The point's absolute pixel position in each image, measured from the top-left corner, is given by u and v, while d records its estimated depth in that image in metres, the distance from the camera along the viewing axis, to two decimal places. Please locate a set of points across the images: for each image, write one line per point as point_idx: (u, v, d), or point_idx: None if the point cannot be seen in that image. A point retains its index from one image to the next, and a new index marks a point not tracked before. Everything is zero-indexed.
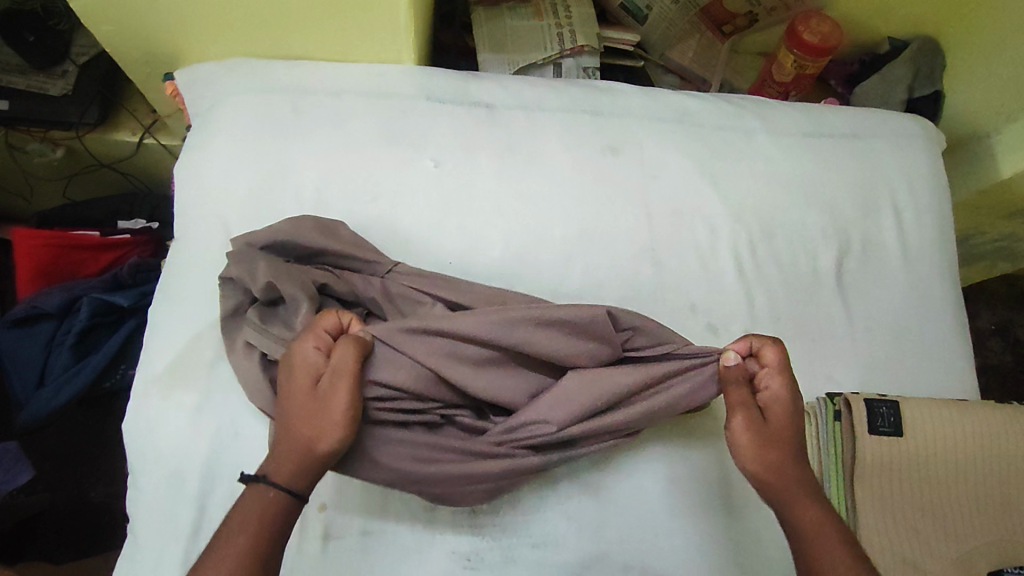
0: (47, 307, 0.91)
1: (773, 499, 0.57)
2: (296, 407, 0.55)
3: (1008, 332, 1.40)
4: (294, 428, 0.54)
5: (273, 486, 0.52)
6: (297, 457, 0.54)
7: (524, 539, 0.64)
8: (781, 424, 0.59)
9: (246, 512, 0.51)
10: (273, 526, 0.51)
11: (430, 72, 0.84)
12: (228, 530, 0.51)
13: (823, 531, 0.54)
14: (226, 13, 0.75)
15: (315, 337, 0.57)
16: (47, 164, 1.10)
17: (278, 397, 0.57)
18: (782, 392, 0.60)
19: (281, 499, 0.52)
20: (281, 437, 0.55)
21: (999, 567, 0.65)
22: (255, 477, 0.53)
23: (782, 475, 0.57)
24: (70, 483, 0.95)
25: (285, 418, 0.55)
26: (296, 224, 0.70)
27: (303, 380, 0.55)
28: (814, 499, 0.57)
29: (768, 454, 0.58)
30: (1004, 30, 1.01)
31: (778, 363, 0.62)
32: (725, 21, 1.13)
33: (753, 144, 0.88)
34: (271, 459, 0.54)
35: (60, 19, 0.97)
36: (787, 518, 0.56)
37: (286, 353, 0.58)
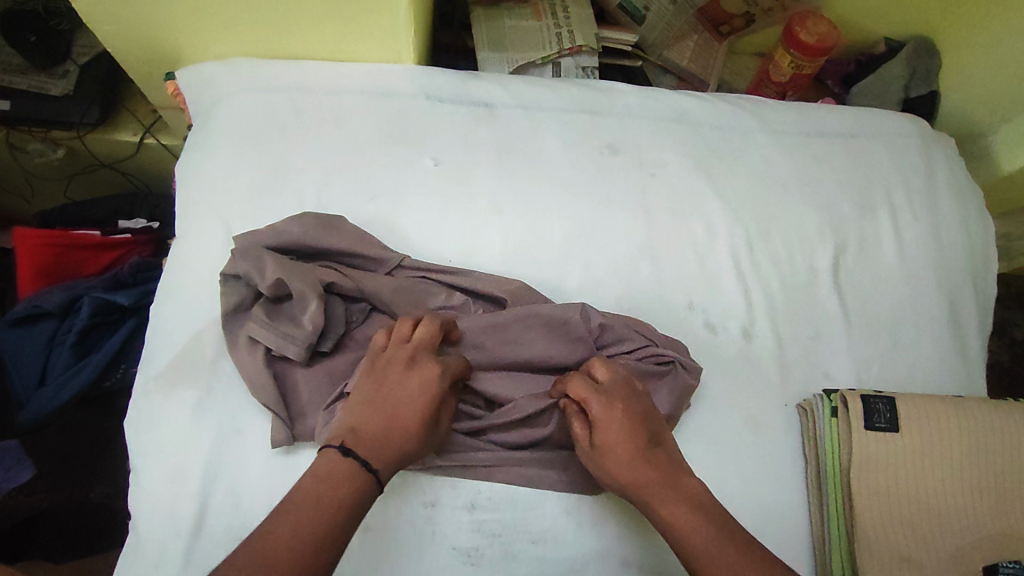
0: (47, 306, 0.92)
1: (645, 509, 0.57)
2: (412, 412, 0.57)
3: (1005, 332, 1.41)
4: (401, 428, 0.56)
5: (373, 475, 0.53)
6: (394, 454, 0.55)
7: (523, 535, 0.65)
8: (614, 437, 0.59)
9: (343, 485, 0.52)
10: (360, 510, 0.52)
11: (430, 72, 0.84)
12: (319, 495, 0.51)
13: (681, 530, 0.55)
14: (227, 13, 0.76)
15: (451, 366, 0.61)
16: (47, 164, 1.10)
17: (390, 385, 0.58)
18: (599, 400, 0.60)
19: (373, 490, 0.53)
20: (384, 429, 0.56)
21: (994, 562, 0.65)
22: (356, 453, 0.54)
23: (639, 477, 0.58)
24: (69, 484, 0.91)
25: (391, 410, 0.57)
26: (299, 221, 0.71)
27: (429, 393, 0.58)
28: (682, 501, 0.56)
29: (618, 465, 0.58)
30: (998, 30, 1.02)
31: (580, 383, 0.61)
32: (723, 21, 1.14)
33: (750, 144, 0.89)
34: (371, 442, 0.55)
35: (61, 19, 0.98)
36: (661, 525, 0.56)
37: (416, 352, 0.60)
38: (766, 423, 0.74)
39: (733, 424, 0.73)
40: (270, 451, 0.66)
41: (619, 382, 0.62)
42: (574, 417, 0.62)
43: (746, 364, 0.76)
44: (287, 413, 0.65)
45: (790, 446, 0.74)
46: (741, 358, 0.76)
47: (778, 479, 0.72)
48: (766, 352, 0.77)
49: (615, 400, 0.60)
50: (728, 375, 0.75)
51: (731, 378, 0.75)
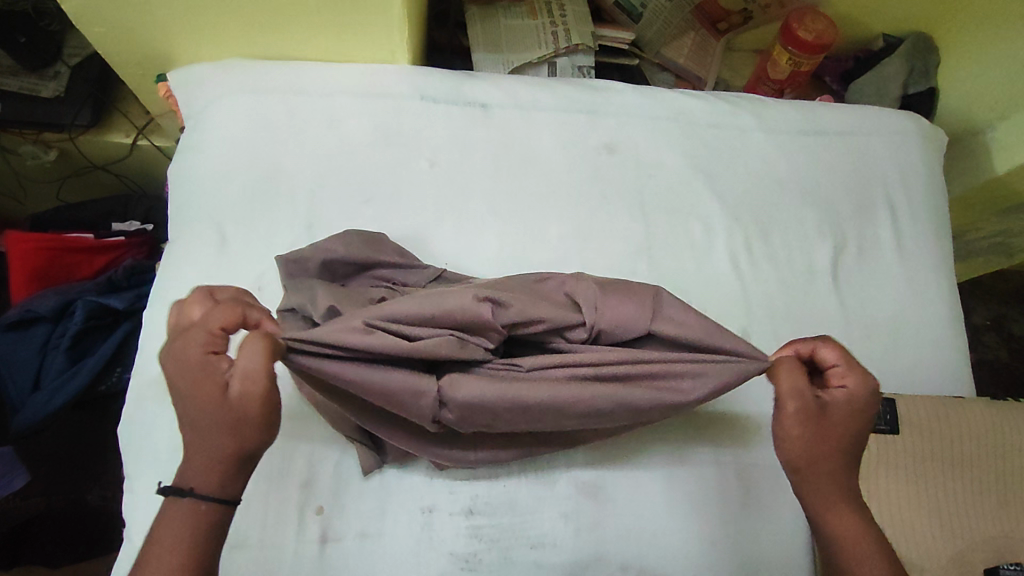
0: (41, 310, 0.91)
1: (809, 495, 0.54)
2: (197, 407, 0.48)
3: (1003, 328, 1.41)
4: (197, 431, 0.48)
5: (193, 497, 0.47)
6: (206, 461, 0.48)
7: (521, 540, 0.64)
8: (846, 418, 0.53)
9: (169, 528, 0.47)
10: (203, 532, 0.47)
11: (424, 72, 0.83)
12: (154, 552, 0.46)
13: (853, 545, 0.52)
14: (219, 14, 0.75)
15: (210, 321, 0.50)
16: (39, 166, 1.09)
17: (173, 392, 0.49)
18: (863, 386, 0.54)
19: (201, 508, 0.47)
20: (191, 441, 0.48)
21: (995, 564, 0.65)
22: (170, 489, 0.47)
23: (825, 475, 0.53)
24: (68, 487, 0.92)
25: (184, 419, 0.48)
26: (344, 237, 0.70)
27: (198, 376, 0.48)
28: (855, 508, 0.53)
29: (828, 444, 0.53)
30: (998, 26, 1.01)
31: (842, 353, 0.55)
32: (720, 18, 1.13)
33: (747, 143, 0.88)
34: (185, 468, 0.48)
35: (51, 19, 0.96)
36: (818, 518, 0.54)
37: (173, 343, 0.50)
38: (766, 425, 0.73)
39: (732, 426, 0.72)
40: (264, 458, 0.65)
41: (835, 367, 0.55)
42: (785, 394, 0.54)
43: None
44: (371, 439, 0.64)
45: None
46: None
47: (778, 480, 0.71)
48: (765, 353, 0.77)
49: (875, 391, 0.54)
50: None
51: None
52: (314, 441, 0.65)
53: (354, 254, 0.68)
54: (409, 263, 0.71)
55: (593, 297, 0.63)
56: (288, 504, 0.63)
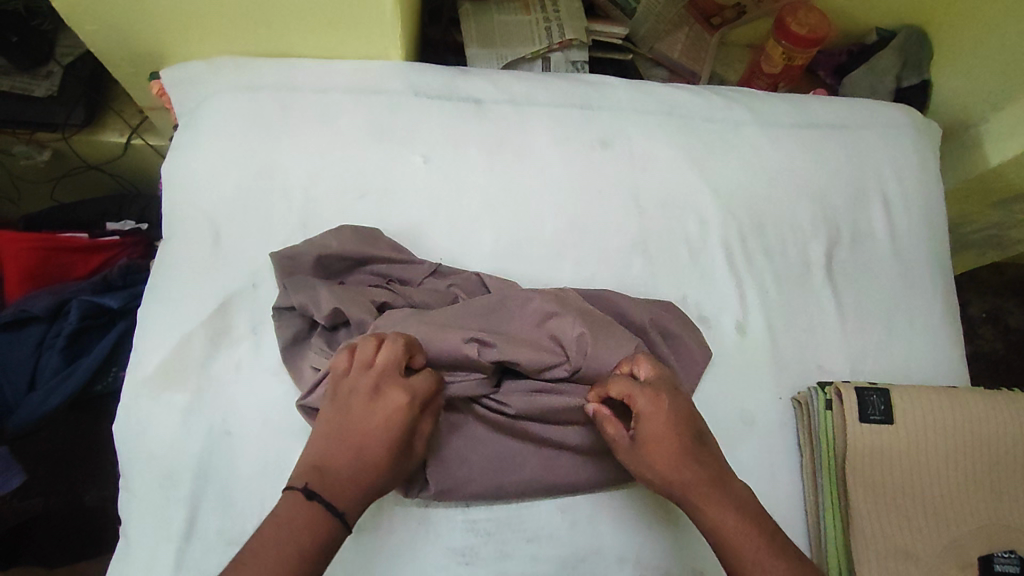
0: (35, 310, 0.91)
1: (680, 501, 0.57)
2: (381, 446, 0.54)
3: (999, 320, 1.41)
4: (367, 467, 0.53)
5: (340, 517, 0.51)
6: (360, 492, 0.53)
7: (518, 533, 0.64)
8: (660, 430, 0.58)
9: (308, 530, 0.49)
10: (330, 551, 0.50)
11: (418, 69, 0.83)
12: (281, 543, 0.47)
13: (724, 533, 0.54)
14: (212, 12, 0.75)
15: (422, 390, 0.57)
16: (33, 166, 1.09)
17: (358, 417, 0.55)
18: (652, 397, 0.59)
19: (341, 529, 0.51)
20: (348, 466, 0.53)
21: (989, 553, 0.66)
22: (318, 495, 0.50)
23: (686, 482, 0.56)
24: (65, 488, 0.91)
25: (354, 445, 0.54)
26: (338, 234, 0.71)
27: (393, 423, 0.55)
28: (725, 499, 0.56)
29: (656, 464, 0.57)
30: (993, 17, 1.01)
31: (626, 381, 0.60)
32: (714, 13, 1.13)
33: (741, 137, 0.88)
34: (330, 480, 0.52)
35: (43, 20, 0.96)
36: (698, 521, 0.56)
37: (383, 382, 0.56)
38: (761, 417, 0.73)
39: (727, 418, 0.72)
40: (259, 454, 0.65)
41: (652, 381, 0.60)
42: (606, 424, 0.60)
43: (741, 358, 0.76)
44: None
45: (784, 439, 0.73)
46: (735, 353, 0.76)
47: (773, 471, 0.72)
48: (760, 346, 0.77)
49: (663, 395, 0.59)
50: (723, 370, 0.75)
51: (726, 373, 0.75)
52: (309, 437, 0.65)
53: (348, 249, 0.69)
54: (406, 259, 0.72)
55: (584, 317, 0.66)
56: None
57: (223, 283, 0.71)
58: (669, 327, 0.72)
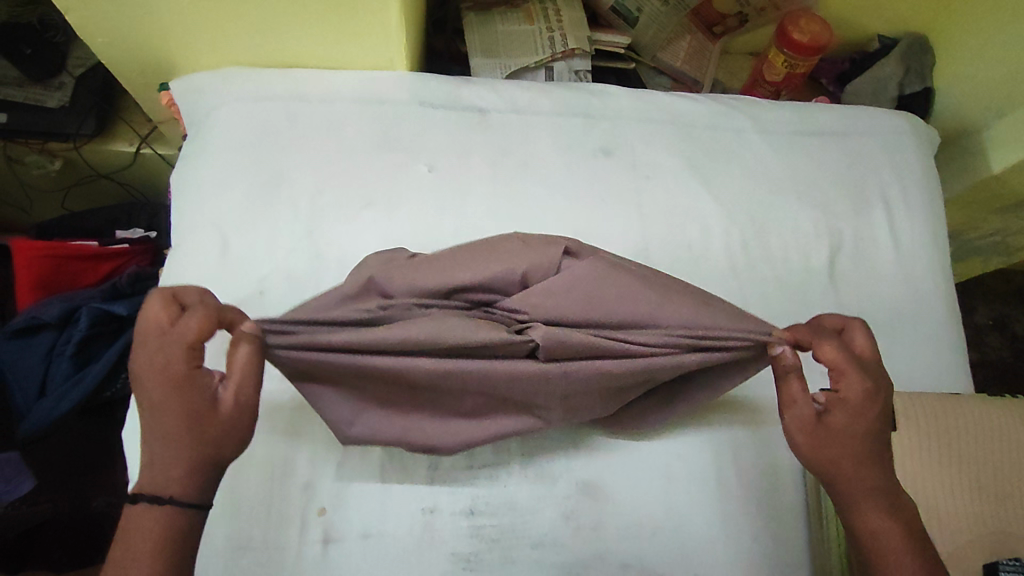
0: (46, 317, 0.92)
1: (841, 494, 0.56)
2: (177, 412, 0.49)
3: (1005, 327, 1.41)
4: (179, 436, 0.49)
5: (169, 504, 0.48)
6: (187, 470, 0.49)
7: (522, 540, 0.65)
8: (855, 426, 0.56)
9: (140, 535, 0.48)
10: (175, 535, 0.48)
11: (423, 78, 0.84)
12: (125, 553, 0.47)
13: (881, 537, 0.55)
14: (220, 25, 0.77)
15: (192, 333, 0.50)
16: (44, 176, 1.11)
17: (146, 395, 0.49)
18: (861, 387, 0.56)
19: (174, 513, 0.48)
20: (165, 445, 0.49)
21: (992, 561, 0.65)
22: (141, 496, 0.48)
23: (859, 476, 0.55)
24: (72, 493, 0.95)
25: (161, 420, 0.49)
26: (364, 267, 0.65)
27: (179, 388, 0.49)
28: (891, 505, 0.56)
29: (834, 450, 0.55)
30: (998, 24, 1.01)
31: (840, 354, 0.56)
32: (716, 21, 1.14)
33: (743, 144, 0.89)
34: (155, 470, 0.49)
35: (57, 32, 0.98)
36: (850, 511, 0.56)
37: (149, 350, 0.50)
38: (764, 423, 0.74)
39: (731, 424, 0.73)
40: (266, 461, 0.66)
41: (864, 361, 0.57)
42: (793, 383, 0.57)
43: None
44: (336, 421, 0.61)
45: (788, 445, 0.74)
46: None
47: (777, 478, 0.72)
48: None
49: (877, 392, 0.56)
50: None
51: None
52: (315, 441, 0.66)
53: (376, 261, 0.66)
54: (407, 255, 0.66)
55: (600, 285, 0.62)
56: (289, 505, 0.64)
57: (230, 291, 0.72)
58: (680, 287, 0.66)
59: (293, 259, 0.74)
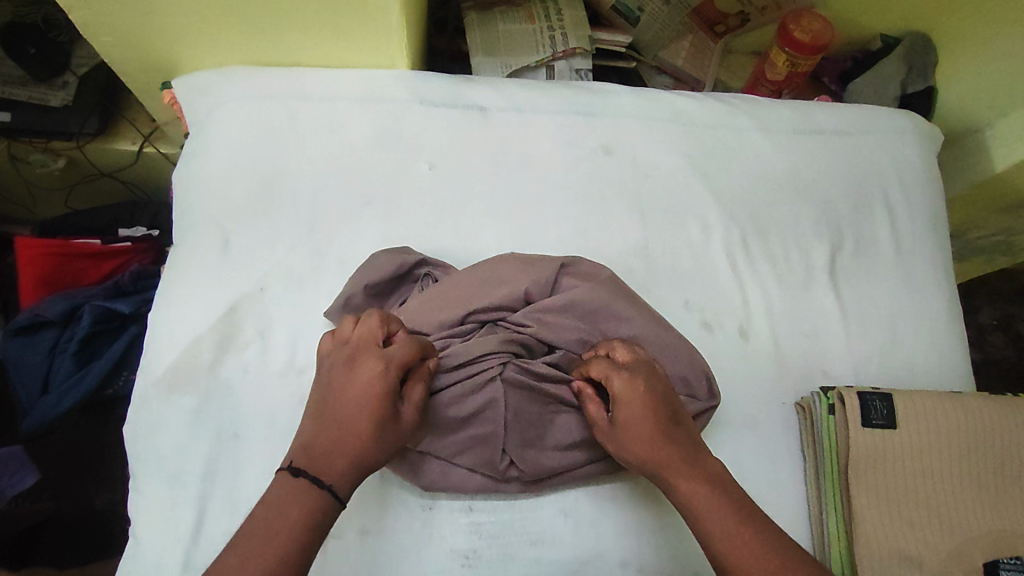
0: (48, 315, 0.92)
1: (659, 480, 0.59)
2: (364, 414, 0.54)
3: (1009, 327, 1.40)
4: (353, 433, 0.54)
5: (328, 489, 0.52)
6: (343, 464, 0.53)
7: (521, 537, 0.65)
8: (638, 414, 0.59)
9: (294, 507, 0.51)
10: (318, 524, 0.51)
11: (424, 76, 0.84)
12: (273, 520, 0.50)
13: (694, 505, 0.56)
14: (222, 22, 0.77)
15: (398, 355, 0.57)
16: (47, 174, 1.11)
17: (339, 392, 0.56)
18: (625, 376, 0.60)
19: (328, 502, 0.52)
20: (339, 438, 0.54)
21: (995, 559, 0.65)
22: (306, 471, 0.53)
23: (656, 455, 0.58)
24: (76, 491, 0.94)
25: (340, 414, 0.55)
26: (371, 262, 0.72)
27: (373, 393, 0.55)
28: (696, 472, 0.58)
29: (632, 442, 0.59)
30: (1002, 24, 1.00)
31: (605, 363, 0.62)
32: (717, 21, 1.14)
33: (744, 143, 0.88)
34: (319, 459, 0.54)
35: (61, 31, 0.99)
36: (672, 494, 0.58)
37: (360, 356, 0.57)
38: (763, 422, 0.74)
39: (731, 422, 0.73)
40: (267, 457, 0.66)
41: (629, 364, 0.62)
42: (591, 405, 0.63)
43: (744, 363, 0.76)
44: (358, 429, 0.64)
45: (788, 445, 0.74)
46: (738, 357, 0.77)
47: (775, 475, 0.72)
48: (764, 351, 0.78)
49: (638, 374, 0.60)
50: (725, 373, 0.75)
51: (729, 376, 0.75)
52: None
53: (388, 272, 0.71)
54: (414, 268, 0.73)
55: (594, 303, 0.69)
56: None
57: (231, 288, 0.73)
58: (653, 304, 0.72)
59: (293, 257, 0.75)
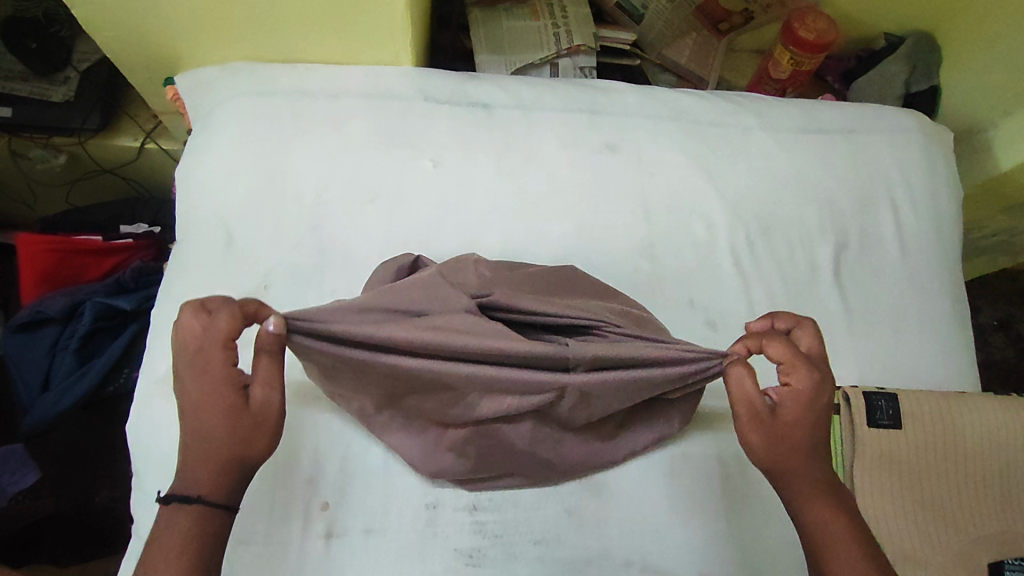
0: (49, 312, 0.92)
1: (784, 485, 0.54)
2: (213, 416, 0.50)
3: (1010, 328, 1.40)
4: (206, 436, 0.50)
5: (198, 501, 0.49)
6: (211, 475, 0.50)
7: (525, 535, 0.65)
8: (804, 419, 0.54)
9: (173, 530, 0.48)
10: (206, 534, 0.49)
11: (428, 73, 0.84)
12: (156, 553, 0.48)
13: (829, 526, 0.52)
14: (227, 19, 0.76)
15: (224, 332, 0.51)
16: (49, 170, 1.11)
17: (182, 398, 0.51)
18: (812, 384, 0.54)
19: (206, 512, 0.50)
20: (199, 448, 0.50)
21: (999, 560, 0.65)
22: (174, 496, 0.49)
23: (798, 464, 0.53)
24: (76, 487, 0.94)
25: (188, 420, 0.51)
26: (373, 270, 0.71)
27: (215, 390, 0.51)
28: (835, 497, 0.54)
29: (786, 446, 0.53)
30: (1006, 23, 1.00)
31: (789, 350, 0.55)
32: (722, 18, 1.14)
33: (749, 141, 0.88)
34: (188, 474, 0.50)
35: (61, 26, 0.98)
36: (795, 507, 0.54)
37: (184, 361, 0.51)
38: None
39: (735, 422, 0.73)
40: None
41: (810, 359, 0.56)
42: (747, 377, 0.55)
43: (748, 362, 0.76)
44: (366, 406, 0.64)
45: None
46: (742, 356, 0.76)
47: None
48: None
49: (825, 384, 0.54)
50: None
51: None
52: (319, 438, 0.66)
53: (392, 279, 0.69)
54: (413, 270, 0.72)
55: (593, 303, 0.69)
56: (292, 500, 0.64)
57: (234, 285, 0.72)
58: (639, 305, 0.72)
59: (296, 254, 0.74)
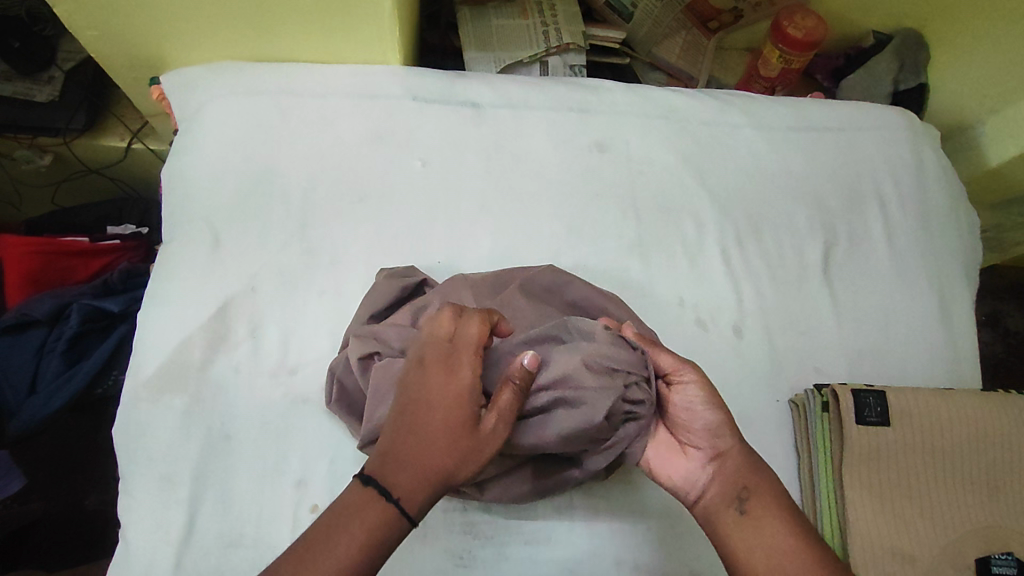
0: (35, 313, 0.91)
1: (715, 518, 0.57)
2: (445, 416, 0.49)
3: (998, 323, 1.41)
4: (433, 439, 0.49)
5: (395, 503, 0.48)
6: (417, 476, 0.49)
7: (515, 536, 0.65)
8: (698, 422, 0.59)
9: (359, 519, 0.48)
10: (379, 543, 0.48)
11: (417, 73, 0.83)
12: (335, 529, 0.48)
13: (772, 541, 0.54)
14: (214, 19, 0.76)
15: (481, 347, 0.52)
16: (34, 171, 1.10)
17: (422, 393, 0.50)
18: (698, 380, 0.59)
19: (393, 519, 0.48)
20: (412, 452, 0.49)
21: (987, 555, 0.66)
22: (374, 480, 0.49)
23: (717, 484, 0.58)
24: (65, 492, 0.94)
25: (418, 409, 0.50)
26: (374, 286, 0.70)
27: (461, 390, 0.50)
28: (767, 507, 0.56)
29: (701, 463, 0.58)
30: (992, 20, 1.01)
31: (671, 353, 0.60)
32: (711, 17, 1.14)
33: (737, 139, 0.88)
34: (388, 466, 0.49)
35: (46, 25, 0.98)
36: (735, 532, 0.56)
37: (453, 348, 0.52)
38: (757, 421, 0.74)
39: None
40: (258, 460, 0.65)
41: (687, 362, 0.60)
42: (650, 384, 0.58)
43: (737, 361, 0.76)
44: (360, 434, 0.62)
45: (782, 443, 0.74)
46: (730, 356, 0.76)
47: None
48: (757, 348, 0.78)
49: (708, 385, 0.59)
50: (719, 372, 0.75)
51: (722, 375, 0.75)
52: (307, 444, 0.67)
53: (390, 297, 0.69)
54: (417, 281, 0.71)
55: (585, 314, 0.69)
56: (280, 505, 0.64)
57: (222, 286, 0.72)
58: (620, 305, 0.69)
59: (286, 255, 0.74)
